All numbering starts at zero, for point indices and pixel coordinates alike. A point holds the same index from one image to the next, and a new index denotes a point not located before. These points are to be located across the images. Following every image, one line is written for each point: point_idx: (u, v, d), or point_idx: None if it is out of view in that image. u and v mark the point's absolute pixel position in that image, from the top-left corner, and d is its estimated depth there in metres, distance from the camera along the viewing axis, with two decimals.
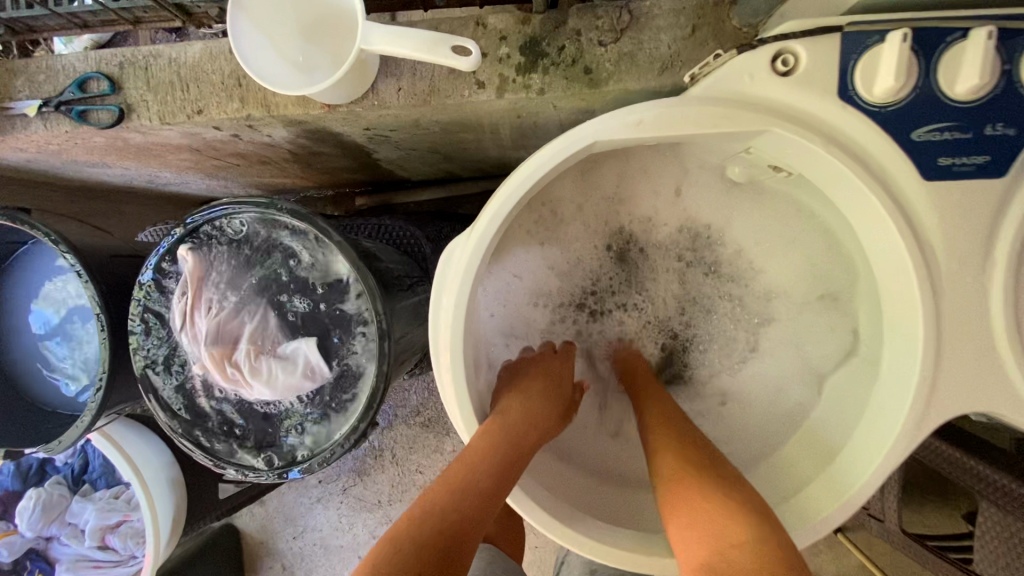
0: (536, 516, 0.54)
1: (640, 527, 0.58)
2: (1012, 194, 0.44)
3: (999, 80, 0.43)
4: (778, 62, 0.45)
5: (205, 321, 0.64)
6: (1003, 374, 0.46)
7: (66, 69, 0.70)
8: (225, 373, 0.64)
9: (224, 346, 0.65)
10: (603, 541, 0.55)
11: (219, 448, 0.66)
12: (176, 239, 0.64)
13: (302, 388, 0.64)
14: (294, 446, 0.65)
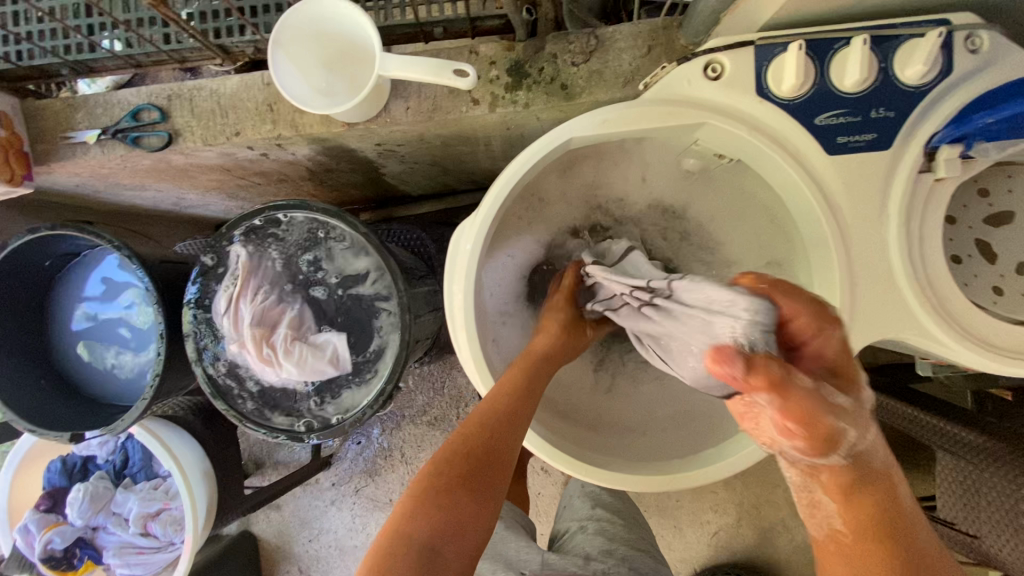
0: (541, 449, 0.65)
1: (630, 460, 0.69)
2: (897, 162, 0.57)
3: (878, 75, 0.56)
4: (709, 69, 0.58)
5: (250, 307, 0.75)
6: (906, 304, 0.58)
7: (120, 103, 0.81)
8: (263, 352, 0.74)
9: (264, 329, 0.75)
10: (599, 468, 0.65)
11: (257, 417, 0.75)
12: (227, 237, 0.75)
13: (325, 372, 0.75)
14: (323, 415, 0.75)
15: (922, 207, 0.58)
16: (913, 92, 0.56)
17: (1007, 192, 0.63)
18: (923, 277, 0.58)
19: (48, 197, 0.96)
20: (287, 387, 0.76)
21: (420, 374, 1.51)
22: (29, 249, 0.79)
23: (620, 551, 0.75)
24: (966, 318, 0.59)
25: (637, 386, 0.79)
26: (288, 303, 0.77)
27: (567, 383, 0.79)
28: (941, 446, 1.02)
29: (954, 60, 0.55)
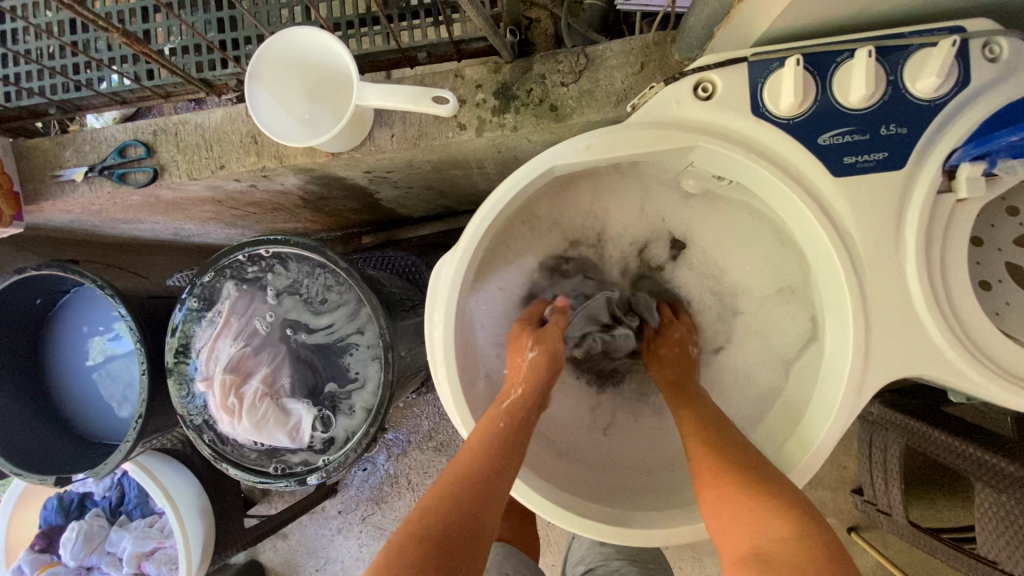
0: (527, 496, 0.61)
1: (627, 505, 0.64)
2: (912, 182, 0.52)
3: (886, 89, 0.51)
4: (699, 89, 0.54)
5: (233, 350, 0.73)
6: (927, 338, 0.53)
7: (108, 139, 0.81)
8: (229, 399, 0.72)
9: (237, 376, 0.73)
10: (595, 519, 0.61)
11: (227, 459, 0.73)
12: (214, 274, 0.73)
13: (278, 440, 0.72)
14: (285, 465, 0.72)
15: (943, 230, 0.52)
16: (927, 106, 0.51)
17: None
18: (946, 307, 0.53)
19: (46, 233, 0.96)
20: (237, 441, 0.73)
21: (426, 398, 1.48)
22: (18, 289, 0.78)
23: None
24: (995, 352, 0.53)
25: (638, 421, 0.75)
26: (269, 345, 0.75)
27: (566, 419, 0.74)
28: (979, 477, 0.94)
29: (972, 70, 0.50)
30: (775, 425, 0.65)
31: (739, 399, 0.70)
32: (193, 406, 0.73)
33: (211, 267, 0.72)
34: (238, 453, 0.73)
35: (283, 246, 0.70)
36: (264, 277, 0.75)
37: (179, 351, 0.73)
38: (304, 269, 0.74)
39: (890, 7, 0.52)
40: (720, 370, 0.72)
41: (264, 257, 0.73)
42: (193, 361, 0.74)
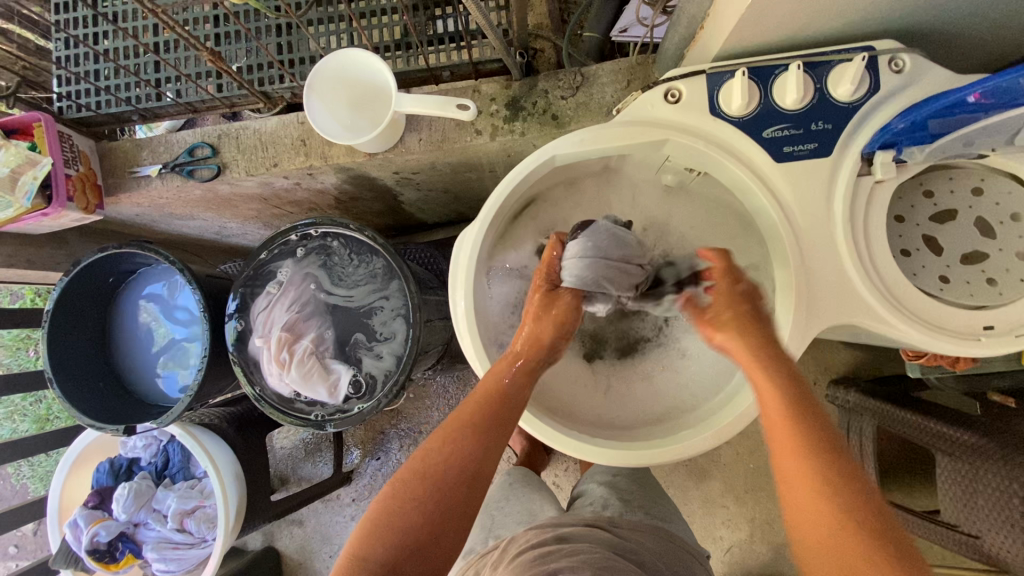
0: (552, 434, 0.74)
1: (630, 439, 0.77)
2: (838, 166, 0.66)
3: (815, 94, 0.65)
4: (669, 95, 0.68)
5: (286, 316, 0.87)
6: (856, 291, 0.66)
7: (178, 142, 0.96)
8: (281, 354, 0.85)
9: (289, 335, 0.86)
10: (615, 449, 0.74)
11: (283, 408, 0.85)
12: (270, 249, 0.88)
13: (319, 391, 0.84)
14: (328, 412, 0.84)
15: (864, 205, 0.66)
16: (847, 107, 0.65)
17: (949, 193, 0.70)
18: (872, 267, 0.66)
19: (113, 226, 1.11)
20: (285, 393, 0.85)
21: (437, 391, 1.60)
22: (98, 265, 0.92)
23: (617, 505, 0.85)
24: (914, 305, 0.65)
25: (629, 385, 0.86)
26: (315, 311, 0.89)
27: (567, 380, 0.86)
28: (938, 448, 1.05)
29: (881, 79, 0.64)
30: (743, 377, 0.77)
31: (713, 359, 0.83)
32: (250, 361, 0.86)
33: (268, 243, 0.86)
34: (288, 403, 0.85)
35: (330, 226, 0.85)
36: (311, 254, 0.89)
37: (239, 315, 0.87)
38: (348, 249, 0.89)
39: (817, 32, 0.66)
40: (698, 337, 0.85)
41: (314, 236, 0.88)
42: (250, 324, 0.87)
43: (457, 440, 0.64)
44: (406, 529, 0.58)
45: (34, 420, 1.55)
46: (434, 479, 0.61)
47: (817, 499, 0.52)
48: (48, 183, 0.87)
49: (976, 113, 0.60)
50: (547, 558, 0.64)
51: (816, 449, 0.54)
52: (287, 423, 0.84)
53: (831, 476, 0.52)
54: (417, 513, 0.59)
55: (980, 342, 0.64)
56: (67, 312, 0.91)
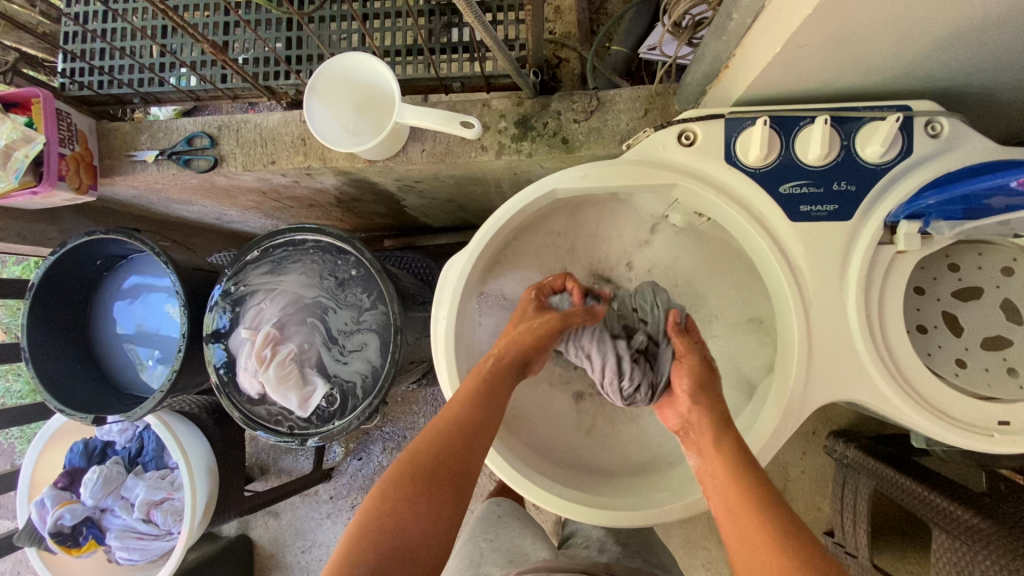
0: (525, 483, 0.70)
1: (607, 492, 0.73)
2: (857, 231, 0.61)
3: (840, 151, 0.61)
4: (683, 137, 0.64)
5: (272, 320, 0.85)
6: (863, 368, 0.61)
7: (179, 129, 0.93)
8: (262, 352, 0.82)
9: (274, 334, 0.83)
10: (587, 505, 0.69)
11: (252, 412, 0.82)
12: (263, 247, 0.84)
13: (290, 399, 0.81)
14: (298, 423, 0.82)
15: (882, 276, 0.61)
16: (873, 168, 0.60)
17: (976, 269, 0.65)
18: (883, 344, 0.61)
19: (109, 205, 1.09)
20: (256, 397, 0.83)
21: (426, 397, 1.57)
22: (86, 247, 0.90)
23: (615, 549, 0.83)
24: (924, 389, 0.60)
25: (616, 428, 0.81)
26: (305, 315, 0.86)
27: (549, 419, 0.81)
28: (936, 523, 1.00)
29: (914, 143, 0.59)
30: None
31: None
32: (227, 357, 0.83)
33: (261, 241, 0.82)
34: (258, 408, 0.83)
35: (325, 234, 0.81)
36: (303, 258, 0.85)
37: (223, 309, 0.84)
38: (340, 258, 0.85)
39: (849, 85, 0.61)
40: None
41: (308, 240, 0.83)
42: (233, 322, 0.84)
43: (437, 450, 0.62)
44: (403, 531, 0.57)
45: (23, 383, 1.55)
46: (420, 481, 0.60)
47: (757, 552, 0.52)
48: (40, 161, 0.85)
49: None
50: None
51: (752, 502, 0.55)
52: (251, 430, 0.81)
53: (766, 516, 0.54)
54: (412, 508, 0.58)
55: (993, 438, 0.59)
56: (47, 293, 0.89)
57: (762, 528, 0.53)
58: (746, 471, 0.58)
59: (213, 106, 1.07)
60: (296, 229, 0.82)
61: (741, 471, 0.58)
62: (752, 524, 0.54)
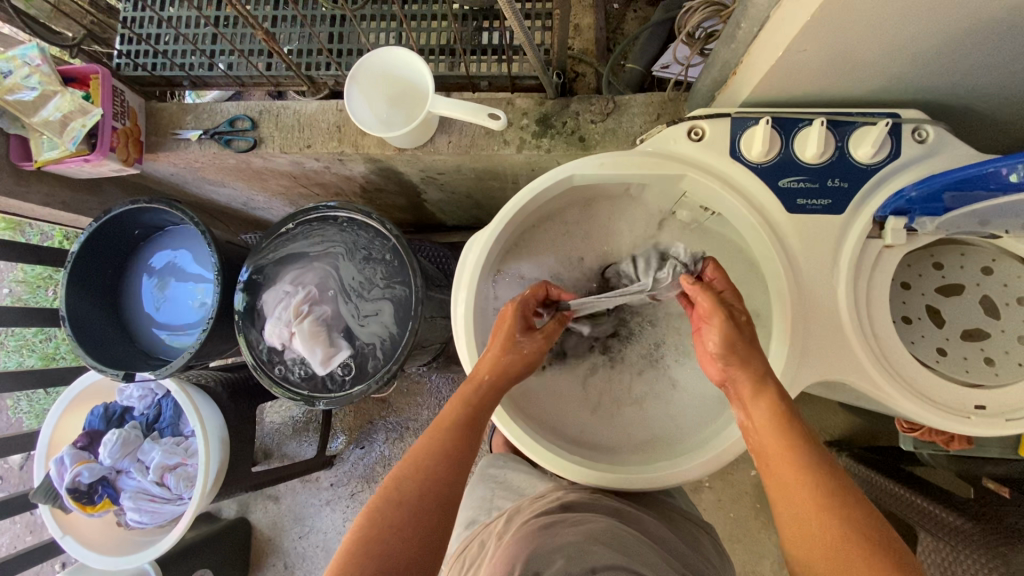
0: (529, 444, 0.75)
1: (606, 461, 0.79)
2: (848, 224, 0.67)
3: (835, 151, 0.67)
4: (693, 133, 0.70)
5: (306, 286, 0.91)
6: (851, 350, 0.66)
7: (222, 112, 1.00)
8: (297, 309, 0.89)
9: (311, 295, 0.91)
10: (585, 468, 0.75)
11: (275, 371, 0.88)
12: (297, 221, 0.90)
13: (314, 354, 0.86)
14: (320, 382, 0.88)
15: (870, 267, 0.66)
16: (865, 168, 0.66)
17: (958, 268, 0.70)
18: (868, 329, 0.66)
19: (146, 182, 1.15)
20: (279, 359, 0.89)
21: (430, 390, 1.61)
22: (127, 215, 0.96)
23: None
24: (907, 372, 0.65)
25: (620, 407, 0.85)
26: (337, 281, 0.92)
27: (555, 397, 0.86)
28: (921, 526, 1.03)
29: (902, 147, 0.66)
30: (729, 419, 0.77)
31: (704, 397, 0.83)
32: (257, 320, 0.90)
33: (295, 214, 0.88)
34: (283, 366, 0.89)
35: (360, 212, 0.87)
36: (334, 234, 0.92)
37: (259, 276, 0.91)
38: (367, 236, 0.91)
39: (845, 93, 0.68)
40: (692, 372, 0.85)
41: (341, 217, 0.90)
42: (265, 289, 0.91)
43: (429, 469, 0.63)
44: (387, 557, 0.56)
45: (38, 357, 1.59)
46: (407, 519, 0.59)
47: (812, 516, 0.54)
48: (95, 132, 0.91)
49: (1006, 188, 0.58)
50: (551, 527, 0.63)
51: (807, 470, 0.56)
52: (272, 387, 0.86)
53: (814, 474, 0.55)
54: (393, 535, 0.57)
55: (969, 420, 0.63)
56: (87, 257, 0.95)
57: (818, 493, 0.54)
58: (797, 435, 0.58)
59: (252, 94, 1.15)
60: (330, 205, 0.89)
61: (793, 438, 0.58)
62: (800, 485, 0.55)
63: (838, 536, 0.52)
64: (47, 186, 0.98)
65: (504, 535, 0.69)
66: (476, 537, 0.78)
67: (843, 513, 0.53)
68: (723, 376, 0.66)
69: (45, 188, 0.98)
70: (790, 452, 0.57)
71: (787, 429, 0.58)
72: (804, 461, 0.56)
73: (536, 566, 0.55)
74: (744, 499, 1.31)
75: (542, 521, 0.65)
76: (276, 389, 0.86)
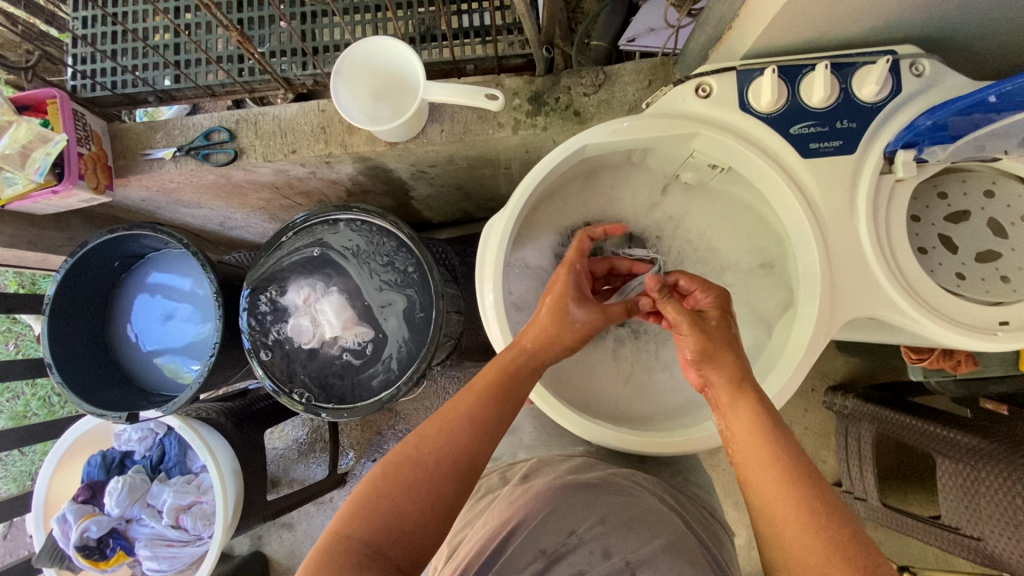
0: (573, 420, 0.76)
1: (648, 429, 0.79)
2: (861, 163, 0.68)
3: (840, 93, 0.68)
4: (700, 90, 0.70)
5: (317, 285, 0.88)
6: (878, 286, 0.67)
7: (194, 126, 0.94)
8: (313, 300, 0.87)
9: (327, 289, 0.88)
10: (627, 435, 0.76)
11: (283, 377, 0.85)
12: (300, 225, 0.86)
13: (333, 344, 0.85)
14: (332, 385, 0.85)
15: (886, 203, 0.68)
16: (870, 106, 0.67)
17: (963, 195, 0.73)
18: (892, 263, 0.67)
19: (114, 211, 1.07)
20: (289, 366, 0.85)
21: (436, 391, 1.57)
22: (107, 247, 0.89)
23: (665, 462, 0.85)
24: (932, 300, 0.67)
25: (651, 375, 0.85)
26: (351, 277, 0.88)
27: (587, 375, 0.85)
28: (939, 451, 1.07)
29: (902, 81, 0.67)
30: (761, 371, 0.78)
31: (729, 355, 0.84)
32: (266, 327, 0.86)
33: (298, 218, 0.85)
34: (292, 370, 0.86)
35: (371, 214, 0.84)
36: (343, 236, 0.88)
37: (265, 283, 0.87)
38: (377, 236, 0.87)
39: (841, 36, 0.69)
40: None
41: (349, 218, 0.86)
42: (273, 295, 0.87)
43: (459, 438, 0.60)
44: (392, 521, 0.55)
45: (9, 417, 1.48)
46: (392, 518, 0.55)
47: (791, 534, 0.52)
48: (59, 161, 0.84)
49: (1010, 108, 0.60)
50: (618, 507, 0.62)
51: (791, 477, 0.54)
52: (281, 397, 0.83)
53: (793, 476, 0.54)
54: (407, 499, 0.56)
55: (997, 337, 0.66)
56: (67, 296, 0.88)
57: (798, 501, 0.52)
58: (773, 435, 0.58)
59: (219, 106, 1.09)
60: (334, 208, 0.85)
61: (781, 457, 0.56)
62: (780, 489, 0.54)
63: (801, 531, 0.51)
64: (10, 226, 0.91)
65: (531, 480, 0.75)
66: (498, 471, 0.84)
67: (840, 545, 0.49)
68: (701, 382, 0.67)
69: (8, 228, 0.90)
70: (775, 467, 0.55)
71: (773, 446, 0.57)
72: (785, 471, 0.55)
73: (570, 524, 0.63)
74: None
75: (580, 478, 0.70)
76: (287, 398, 0.84)
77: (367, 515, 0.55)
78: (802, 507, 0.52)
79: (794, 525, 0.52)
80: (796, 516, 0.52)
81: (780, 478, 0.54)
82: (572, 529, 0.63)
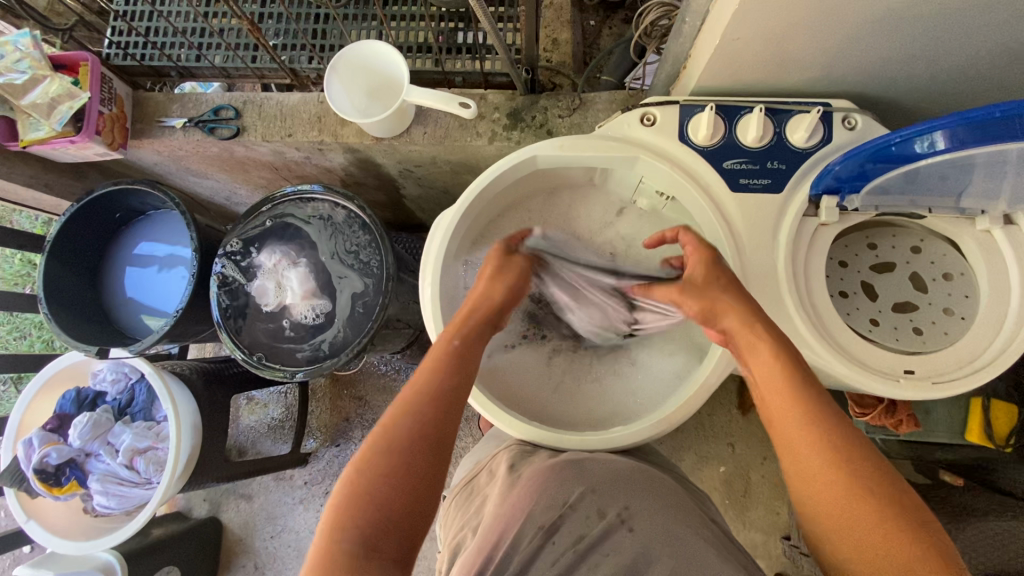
0: (496, 411, 0.79)
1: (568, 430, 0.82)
2: (787, 202, 0.72)
3: (773, 137, 0.73)
4: (645, 119, 0.76)
5: (286, 253, 0.95)
6: (791, 319, 0.70)
7: (207, 102, 1.03)
8: (281, 266, 0.94)
9: (295, 258, 0.95)
10: (542, 430, 0.79)
11: (236, 332, 0.91)
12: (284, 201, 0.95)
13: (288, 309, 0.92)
14: (279, 347, 0.91)
15: (807, 243, 0.72)
16: (800, 151, 0.72)
17: (891, 247, 0.76)
18: (806, 300, 0.71)
19: (129, 171, 1.17)
20: (245, 323, 0.92)
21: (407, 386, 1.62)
22: (110, 198, 0.99)
23: None
24: (843, 339, 0.70)
25: (582, 385, 0.88)
26: (320, 253, 0.95)
27: (521, 377, 0.89)
28: None
29: (833, 132, 0.72)
30: (682, 393, 0.81)
31: (660, 374, 0.87)
32: (234, 283, 0.93)
33: (283, 193, 0.93)
34: (247, 327, 0.92)
35: (347, 200, 0.92)
36: (321, 214, 0.95)
37: (243, 244, 0.95)
38: (350, 221, 0.94)
39: (781, 85, 0.75)
40: (651, 352, 0.88)
41: (329, 201, 0.94)
42: (247, 257, 0.95)
43: (419, 408, 0.59)
44: (379, 509, 0.53)
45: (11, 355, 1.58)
46: (376, 505, 0.53)
47: (832, 499, 0.51)
48: (81, 116, 0.94)
49: (913, 158, 0.63)
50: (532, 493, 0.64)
51: (841, 455, 0.52)
52: (230, 349, 0.90)
53: (839, 451, 0.52)
54: (387, 485, 0.54)
55: (900, 382, 0.68)
56: (67, 236, 0.97)
57: (852, 478, 0.51)
58: (813, 404, 0.55)
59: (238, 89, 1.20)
60: (316, 190, 0.94)
61: (815, 416, 0.54)
62: (835, 470, 0.51)
63: (871, 519, 0.49)
64: (32, 169, 1.01)
65: (518, 468, 0.76)
66: (482, 467, 0.84)
67: (878, 499, 0.49)
68: (724, 340, 0.66)
69: (30, 170, 1.01)
70: (825, 438, 0.53)
71: (805, 406, 0.55)
72: (836, 446, 0.52)
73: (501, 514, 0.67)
74: (714, 494, 1.32)
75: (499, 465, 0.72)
76: (235, 351, 0.90)
77: (351, 513, 0.53)
78: (863, 487, 0.50)
79: (859, 511, 0.49)
80: (857, 499, 0.50)
81: (829, 454, 0.52)
82: (564, 500, 0.69)
